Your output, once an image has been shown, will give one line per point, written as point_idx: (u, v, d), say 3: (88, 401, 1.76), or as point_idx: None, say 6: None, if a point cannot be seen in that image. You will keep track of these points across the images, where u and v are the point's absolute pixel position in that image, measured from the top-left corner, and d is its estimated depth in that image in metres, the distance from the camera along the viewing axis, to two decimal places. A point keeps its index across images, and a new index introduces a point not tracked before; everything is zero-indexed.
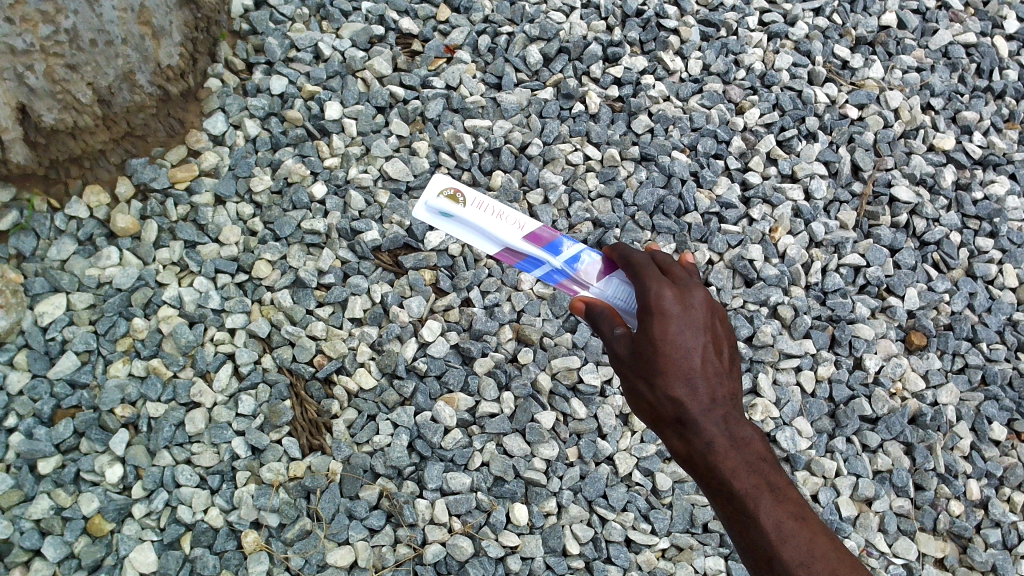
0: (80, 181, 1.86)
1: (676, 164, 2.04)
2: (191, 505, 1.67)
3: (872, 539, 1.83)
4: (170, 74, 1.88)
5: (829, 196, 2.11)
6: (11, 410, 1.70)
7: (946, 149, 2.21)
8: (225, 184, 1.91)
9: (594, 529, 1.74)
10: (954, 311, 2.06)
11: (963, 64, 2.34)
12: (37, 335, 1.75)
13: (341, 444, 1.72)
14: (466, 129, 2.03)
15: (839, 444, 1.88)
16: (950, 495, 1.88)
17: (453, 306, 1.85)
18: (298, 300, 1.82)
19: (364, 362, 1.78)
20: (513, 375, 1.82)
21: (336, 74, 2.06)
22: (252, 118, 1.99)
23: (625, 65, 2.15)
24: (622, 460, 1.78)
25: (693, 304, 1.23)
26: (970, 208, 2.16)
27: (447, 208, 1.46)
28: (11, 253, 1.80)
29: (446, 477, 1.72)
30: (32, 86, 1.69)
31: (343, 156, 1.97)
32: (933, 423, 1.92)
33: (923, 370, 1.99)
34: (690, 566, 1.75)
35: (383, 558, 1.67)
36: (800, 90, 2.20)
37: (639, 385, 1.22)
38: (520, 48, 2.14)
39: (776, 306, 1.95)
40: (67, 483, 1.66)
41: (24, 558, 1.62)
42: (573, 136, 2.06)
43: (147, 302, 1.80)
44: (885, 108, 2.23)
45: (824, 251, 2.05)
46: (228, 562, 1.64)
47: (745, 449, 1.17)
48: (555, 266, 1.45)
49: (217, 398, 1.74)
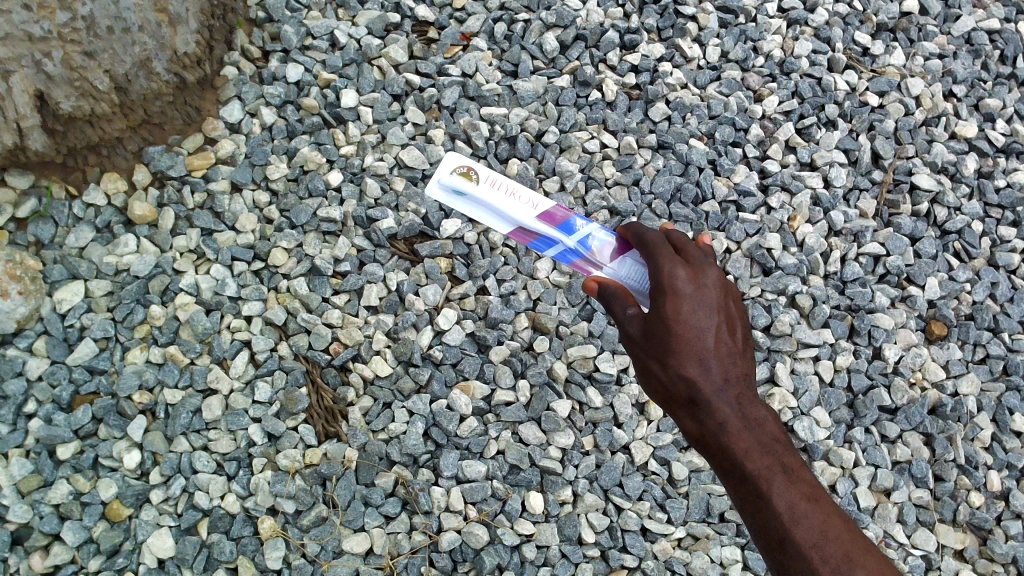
0: (98, 168, 1.88)
1: (693, 153, 2.03)
2: (208, 491, 1.68)
3: (891, 530, 1.81)
4: (186, 62, 1.89)
5: (848, 184, 2.09)
6: (31, 396, 1.72)
7: (968, 137, 2.18)
8: (241, 171, 1.91)
9: (610, 518, 1.74)
10: (976, 301, 2.03)
11: (986, 50, 2.30)
12: (56, 322, 1.77)
13: (357, 431, 1.72)
14: (482, 117, 2.02)
15: (858, 434, 1.86)
16: (970, 486, 1.87)
17: (469, 294, 1.85)
18: (315, 287, 1.82)
19: (380, 349, 1.78)
20: (530, 363, 1.81)
21: (352, 62, 2.05)
22: (269, 106, 1.99)
23: (643, 52, 2.13)
24: (638, 448, 1.78)
25: (707, 283, 1.21)
26: (993, 197, 2.13)
27: (460, 185, 1.47)
28: (31, 240, 1.82)
29: (462, 464, 1.72)
30: (50, 73, 1.70)
31: (359, 144, 1.97)
32: (954, 414, 1.91)
33: (943, 359, 1.96)
34: (707, 556, 1.75)
35: (398, 545, 1.67)
36: (820, 77, 2.18)
37: (651, 365, 1.21)
38: (537, 36, 2.13)
39: (795, 295, 1.94)
40: (86, 468, 1.68)
41: (44, 542, 1.65)
42: (591, 124, 2.05)
43: (164, 289, 1.81)
44: (906, 95, 2.21)
45: (843, 240, 2.03)
46: (245, 547, 1.66)
47: (758, 429, 1.17)
48: (569, 245, 1.44)
49: (233, 385, 1.75)
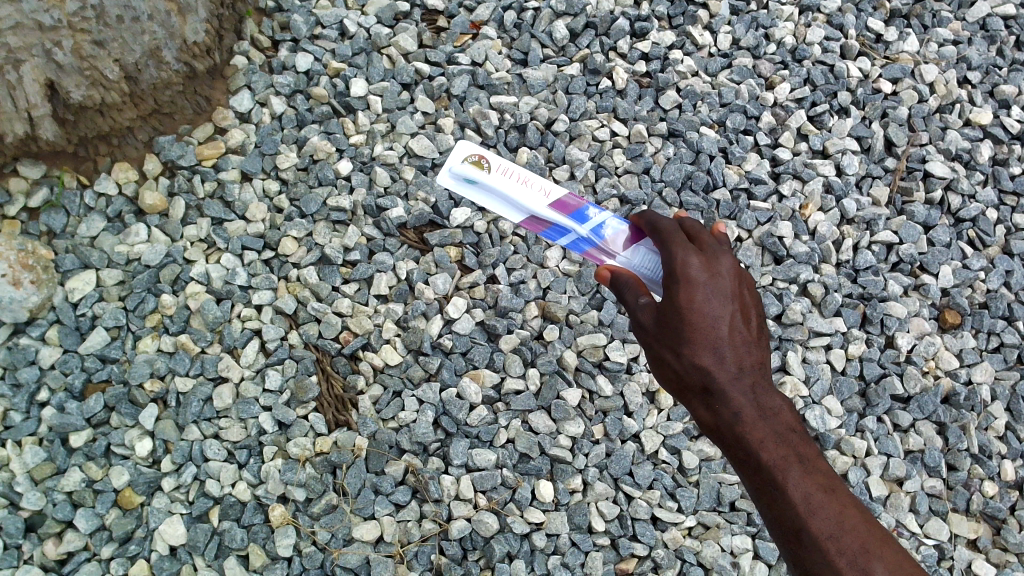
0: (109, 158, 1.89)
1: (704, 140, 2.01)
2: (219, 479, 1.69)
3: (903, 519, 1.80)
4: (195, 51, 1.89)
5: (861, 171, 2.08)
6: (44, 384, 1.73)
7: (983, 124, 2.16)
8: (251, 161, 1.92)
9: (620, 507, 1.73)
10: (990, 289, 2.01)
11: (1001, 36, 2.28)
12: (68, 311, 1.78)
13: (367, 420, 1.72)
14: (492, 106, 2.02)
15: (870, 423, 1.85)
16: (984, 476, 1.86)
17: (479, 283, 1.85)
18: (324, 276, 1.83)
19: (389, 338, 1.79)
20: (539, 352, 1.81)
21: (362, 51, 2.06)
22: (278, 95, 1.99)
23: (653, 40, 2.12)
24: (648, 437, 1.77)
25: (721, 271, 1.21)
26: (1008, 184, 2.11)
27: (471, 174, 1.49)
28: (43, 230, 1.84)
29: (472, 453, 1.72)
30: (60, 62, 1.71)
31: (369, 132, 1.97)
32: (967, 403, 1.89)
33: (957, 348, 1.95)
34: (717, 544, 1.74)
35: (408, 533, 1.67)
36: (833, 64, 2.16)
37: (665, 354, 1.20)
38: (546, 24, 2.12)
39: (806, 284, 1.93)
40: (98, 456, 1.69)
41: (57, 529, 1.66)
42: (600, 113, 2.04)
43: (175, 278, 1.82)
44: (920, 82, 2.19)
45: (855, 228, 2.02)
46: (256, 535, 1.66)
47: (773, 419, 1.16)
48: (581, 234, 1.44)
49: (244, 373, 1.75)
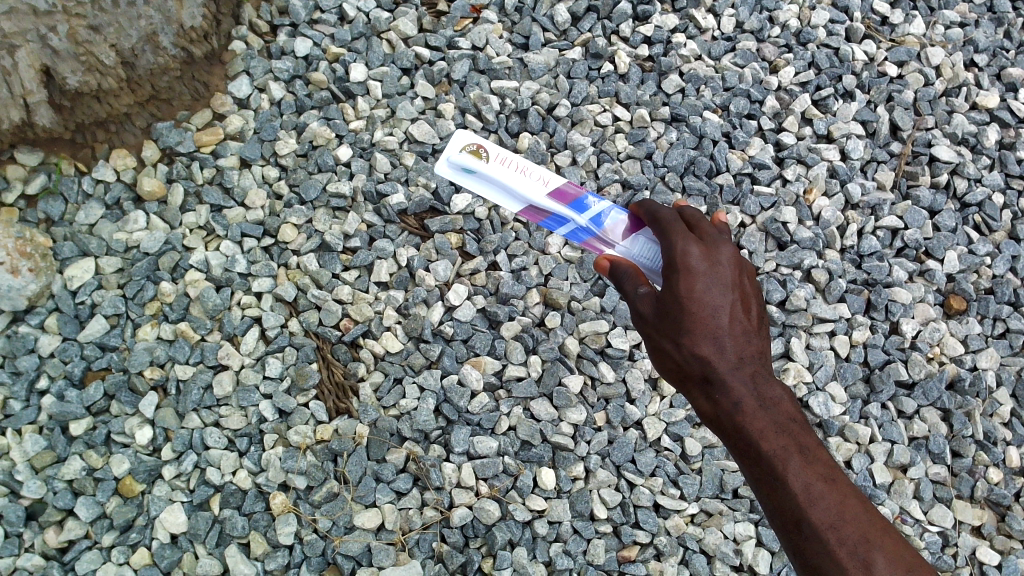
0: (107, 145, 1.88)
1: (707, 125, 2.00)
2: (220, 467, 1.68)
3: (907, 506, 1.79)
4: (193, 36, 1.88)
5: (866, 156, 2.05)
6: (43, 372, 1.73)
7: (989, 107, 2.14)
8: (250, 147, 1.90)
9: (622, 494, 1.72)
10: (996, 274, 2.00)
11: (1009, 18, 2.25)
12: (67, 299, 1.77)
13: (368, 407, 1.71)
14: (493, 90, 2.00)
15: (874, 409, 1.84)
16: (990, 462, 1.84)
17: (480, 270, 1.84)
18: (324, 263, 1.82)
19: (390, 325, 1.78)
20: (541, 339, 1.80)
21: (361, 36, 2.04)
22: (277, 81, 1.98)
23: (656, 23, 2.10)
24: (650, 424, 1.76)
25: (720, 260, 1.19)
26: (1015, 168, 2.09)
27: (469, 163, 1.44)
28: (41, 218, 1.83)
29: (473, 440, 1.71)
30: (55, 48, 1.71)
31: (369, 118, 1.95)
32: (972, 389, 1.88)
33: (961, 334, 1.94)
34: (720, 531, 1.73)
35: (410, 521, 1.66)
36: (837, 47, 2.15)
37: (664, 343, 1.19)
38: (548, 7, 2.10)
39: (810, 270, 1.91)
40: (98, 444, 1.69)
41: (58, 517, 1.66)
42: (602, 97, 2.02)
43: (174, 266, 1.81)
44: (927, 65, 2.17)
45: (860, 213, 2.00)
46: (256, 523, 1.65)
47: (774, 409, 1.15)
48: (580, 224, 1.42)
49: (244, 361, 1.75)
